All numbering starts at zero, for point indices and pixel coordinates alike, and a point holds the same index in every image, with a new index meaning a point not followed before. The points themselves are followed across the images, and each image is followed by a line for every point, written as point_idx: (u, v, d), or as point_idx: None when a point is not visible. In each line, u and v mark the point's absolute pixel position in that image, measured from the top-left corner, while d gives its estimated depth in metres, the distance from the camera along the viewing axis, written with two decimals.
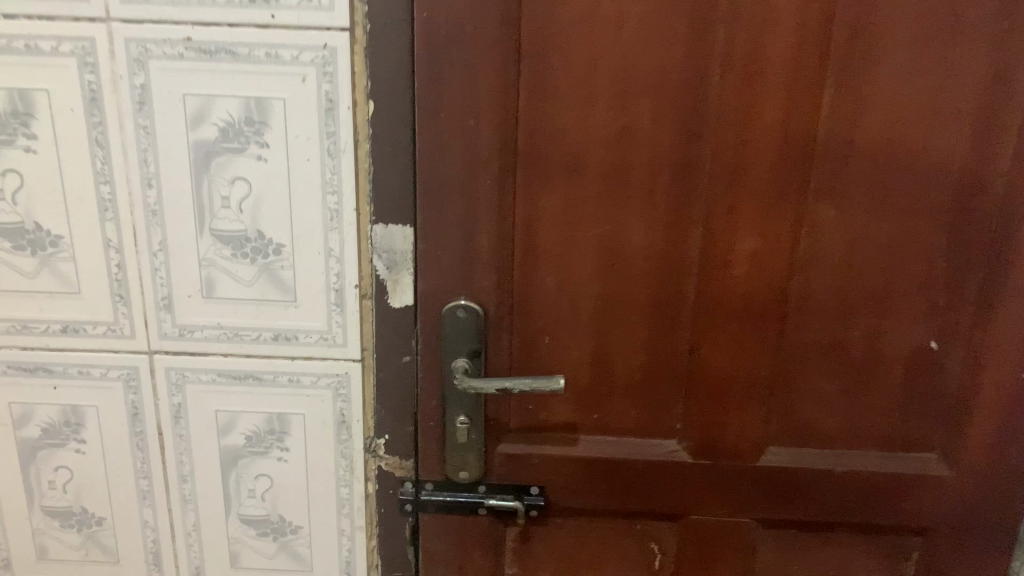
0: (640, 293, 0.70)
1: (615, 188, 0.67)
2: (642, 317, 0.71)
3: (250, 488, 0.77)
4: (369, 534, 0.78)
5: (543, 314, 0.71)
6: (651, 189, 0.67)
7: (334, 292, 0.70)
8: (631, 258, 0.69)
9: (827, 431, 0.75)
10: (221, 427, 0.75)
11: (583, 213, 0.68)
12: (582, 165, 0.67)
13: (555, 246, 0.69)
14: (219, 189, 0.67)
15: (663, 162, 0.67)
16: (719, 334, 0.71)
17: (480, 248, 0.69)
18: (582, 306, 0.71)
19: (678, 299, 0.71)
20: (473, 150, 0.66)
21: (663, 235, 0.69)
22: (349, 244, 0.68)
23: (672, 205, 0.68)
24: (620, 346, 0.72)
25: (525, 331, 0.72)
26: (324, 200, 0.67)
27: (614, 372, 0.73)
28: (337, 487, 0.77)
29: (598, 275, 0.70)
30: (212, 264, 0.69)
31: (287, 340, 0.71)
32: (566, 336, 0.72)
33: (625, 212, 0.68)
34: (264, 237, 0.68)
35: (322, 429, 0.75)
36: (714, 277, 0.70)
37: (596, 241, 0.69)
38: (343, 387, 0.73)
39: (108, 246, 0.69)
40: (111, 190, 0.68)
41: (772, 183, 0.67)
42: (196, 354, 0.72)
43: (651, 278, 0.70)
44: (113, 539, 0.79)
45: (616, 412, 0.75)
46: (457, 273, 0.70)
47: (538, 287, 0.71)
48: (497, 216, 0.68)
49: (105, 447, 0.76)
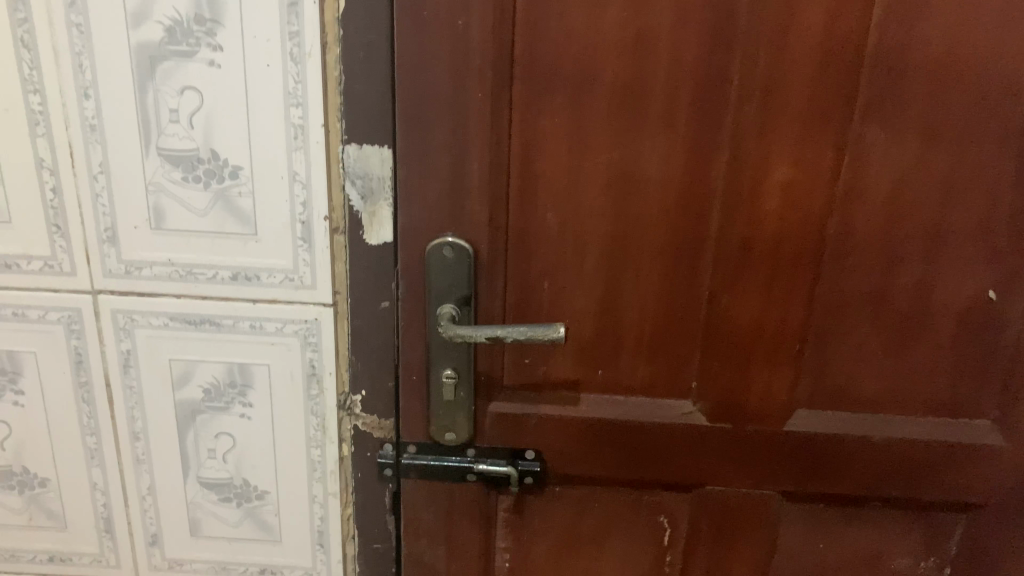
0: (655, 231, 0.61)
1: (628, 106, 0.58)
2: (657, 260, 0.62)
3: (210, 448, 0.68)
4: (344, 502, 0.70)
5: (543, 254, 0.62)
6: (670, 108, 0.58)
7: (300, 225, 0.61)
8: (646, 190, 0.60)
9: (866, 392, 0.66)
10: (177, 378, 0.66)
11: (591, 135, 0.58)
12: (590, 78, 0.57)
13: (558, 174, 0.60)
14: (167, 101, 0.58)
15: (685, 76, 0.57)
16: (745, 279, 0.62)
17: (470, 176, 0.59)
18: (588, 245, 0.62)
19: (699, 240, 0.61)
20: (463, 57, 0.56)
21: (683, 162, 0.59)
22: (316, 169, 0.59)
23: (694, 128, 0.58)
24: (631, 292, 0.63)
25: (522, 273, 0.63)
26: (287, 115, 0.58)
27: (623, 323, 0.64)
28: (307, 448, 0.68)
29: (607, 209, 0.60)
30: (160, 189, 0.60)
31: (248, 280, 0.62)
32: (569, 280, 0.63)
33: (640, 134, 0.58)
34: (219, 158, 0.59)
35: (289, 383, 0.66)
36: (741, 213, 0.60)
37: (606, 169, 0.59)
38: (313, 335, 0.64)
39: (41, 168, 0.60)
40: (42, 101, 0.58)
41: (812, 101, 0.57)
42: (145, 295, 0.63)
43: (668, 213, 0.60)
44: (60, 502, 0.71)
45: (625, 369, 0.66)
46: (443, 204, 0.60)
47: (537, 222, 0.61)
48: (490, 137, 0.58)
49: (47, 398, 0.67)
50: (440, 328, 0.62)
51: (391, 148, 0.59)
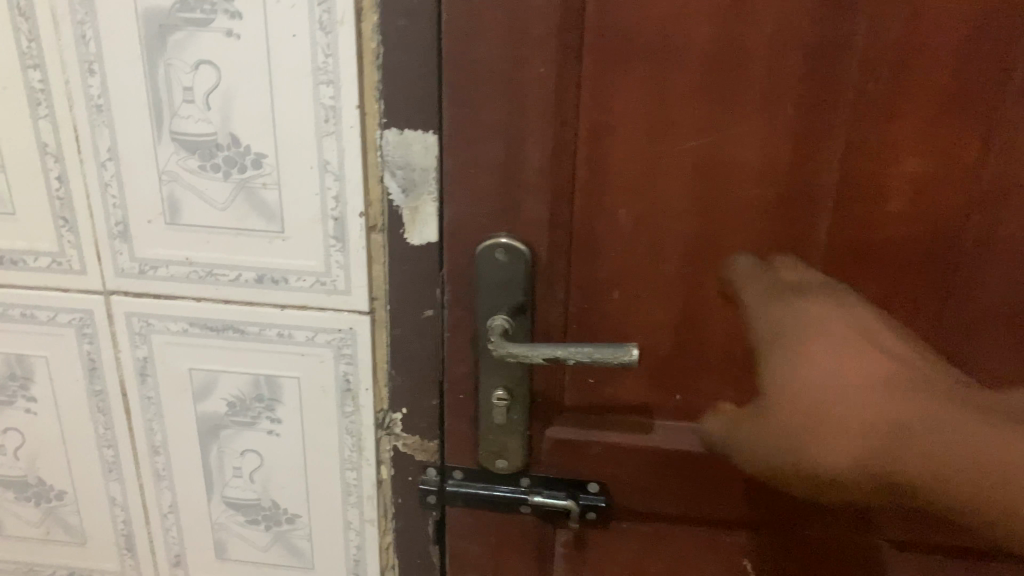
0: (748, 234, 0.51)
1: (721, 83, 0.47)
2: (749, 267, 0.52)
3: (236, 466, 0.61)
4: (383, 530, 0.62)
5: (611, 258, 0.52)
6: (774, 87, 0.47)
7: (332, 222, 0.53)
8: (740, 185, 0.50)
9: (997, 455, 0.48)
10: (199, 389, 0.59)
11: (675, 118, 0.48)
12: (676, 48, 0.47)
13: (633, 164, 0.50)
14: (180, 77, 0.50)
15: (795, 46, 0.46)
16: (856, 292, 0.51)
17: (528, 166, 0.50)
18: (667, 249, 0.52)
19: (802, 245, 0.51)
20: (522, 23, 0.47)
21: (787, 153, 0.49)
22: (350, 157, 0.51)
23: (803, 109, 0.48)
24: (718, 305, 0.53)
25: (587, 280, 0.53)
26: (317, 94, 0.49)
27: (707, 340, 0.54)
28: (342, 470, 0.60)
29: (692, 206, 0.50)
30: (175, 178, 0.53)
31: (275, 283, 0.55)
32: (645, 289, 0.53)
33: (737, 117, 0.48)
34: (240, 144, 0.51)
35: (322, 398, 0.58)
36: (855, 215, 0.50)
37: (693, 159, 0.49)
38: (347, 347, 0.56)
39: (45, 153, 0.53)
40: (43, 78, 0.51)
41: (953, 78, 0.46)
42: (161, 297, 0.56)
43: (764, 212, 0.50)
44: (78, 516, 0.65)
45: (705, 394, 0.56)
46: (495, 199, 0.51)
47: (606, 221, 0.51)
48: (553, 120, 0.49)
49: (61, 407, 0.61)
50: (490, 344, 0.53)
51: (436, 133, 0.50)
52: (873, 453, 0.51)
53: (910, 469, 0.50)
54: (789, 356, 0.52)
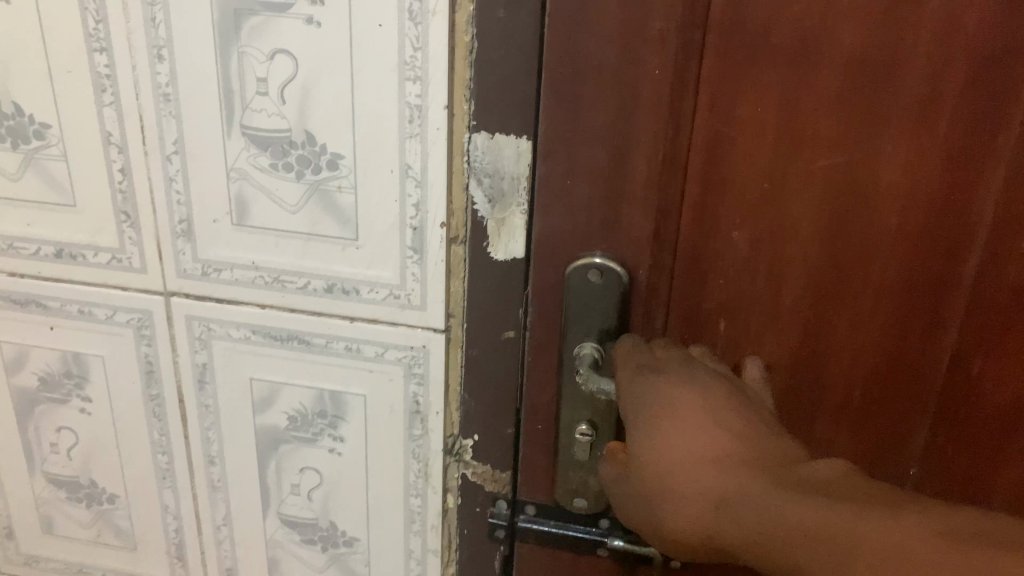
0: (883, 268, 0.44)
1: (868, 93, 0.41)
2: (881, 306, 0.45)
3: (294, 483, 0.57)
4: (446, 561, 0.58)
5: (719, 286, 0.47)
6: (930, 100, 0.40)
7: (411, 230, 0.48)
8: (879, 210, 0.43)
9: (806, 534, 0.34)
10: (259, 401, 0.55)
11: (809, 132, 0.42)
12: (818, 52, 0.40)
13: (757, 181, 0.44)
14: (254, 67, 0.45)
15: (960, 53, 0.39)
16: (1010, 341, 0.44)
17: (634, 180, 0.44)
18: (787, 278, 0.46)
19: (947, 284, 0.44)
20: (640, 19, 0.41)
21: (938, 177, 0.42)
22: (434, 162, 0.46)
23: (961, 127, 0.41)
24: (839, 345, 0.47)
25: (690, 308, 0.48)
26: (402, 91, 0.44)
27: (823, 383, 0.48)
28: (406, 496, 0.56)
29: (818, 232, 0.44)
30: (244, 176, 0.48)
31: (345, 294, 0.50)
32: (755, 321, 0.47)
33: (880, 133, 0.41)
34: (316, 143, 0.47)
35: (388, 418, 0.54)
36: (1015, 253, 0.42)
37: (824, 177, 0.43)
38: (419, 366, 0.52)
39: (108, 143, 0.49)
40: (109, 62, 0.47)
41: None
42: (224, 302, 0.52)
43: (905, 243, 0.43)
44: (129, 521, 0.62)
45: (816, 445, 0.49)
46: (592, 215, 0.46)
47: (719, 245, 0.46)
48: (665, 129, 0.43)
49: (116, 408, 0.58)
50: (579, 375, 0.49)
51: (531, 139, 0.45)
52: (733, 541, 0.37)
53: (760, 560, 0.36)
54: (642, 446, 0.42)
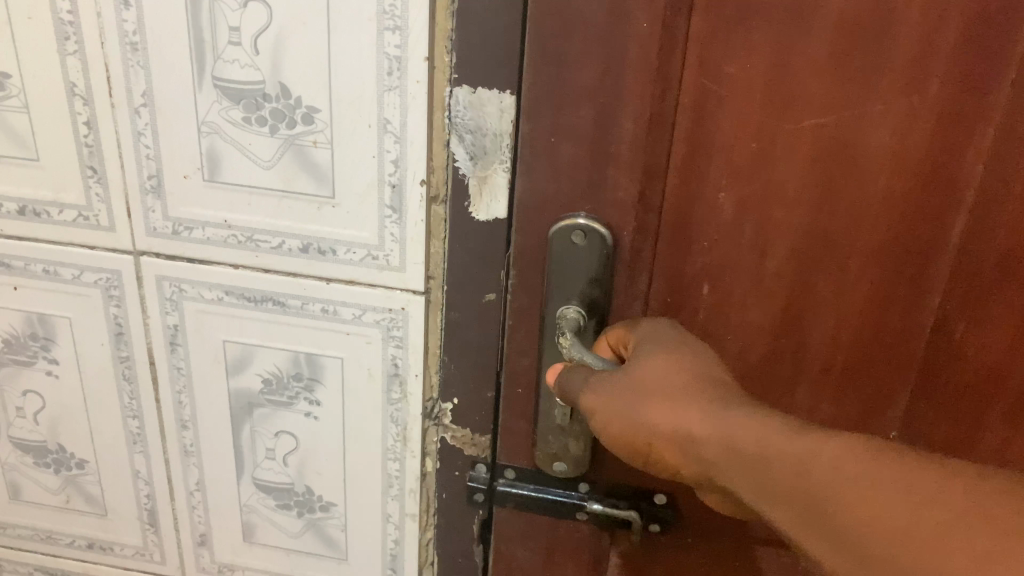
0: (869, 232, 0.44)
1: (859, 53, 0.40)
2: (867, 270, 0.45)
3: (270, 448, 0.56)
4: (424, 525, 0.57)
5: (704, 250, 0.46)
6: (921, 61, 0.40)
7: (390, 189, 0.47)
8: (866, 174, 0.42)
9: (843, 462, 0.30)
10: (233, 363, 0.54)
11: (799, 92, 0.41)
12: (809, 9, 0.39)
13: (744, 143, 0.43)
14: (226, 16, 0.44)
15: (956, 9, 0.38)
16: (997, 307, 0.43)
17: (620, 138, 0.43)
18: (773, 243, 0.45)
19: (932, 247, 0.44)
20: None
21: (927, 139, 0.41)
22: (414, 117, 0.44)
23: (953, 88, 0.40)
24: (822, 308, 0.46)
25: (674, 273, 0.47)
26: (380, 42, 0.43)
27: (805, 348, 0.47)
28: (384, 461, 0.55)
29: (806, 195, 0.43)
30: (216, 131, 0.47)
31: (321, 255, 0.49)
32: (738, 287, 0.46)
33: (871, 92, 0.41)
34: (291, 96, 0.45)
35: (366, 382, 0.53)
36: (1000, 218, 0.42)
37: (813, 138, 0.42)
38: (398, 329, 0.51)
39: (72, 95, 0.47)
40: (72, 8, 0.45)
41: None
42: (196, 262, 0.51)
43: (892, 207, 0.43)
44: (99, 487, 0.61)
45: (800, 411, 0.49)
46: (577, 174, 0.45)
47: (704, 207, 0.45)
48: (653, 85, 0.42)
49: (84, 372, 0.56)
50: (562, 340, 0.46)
51: (515, 95, 0.43)
52: (730, 464, 0.34)
53: (745, 481, 0.34)
54: (656, 362, 0.39)
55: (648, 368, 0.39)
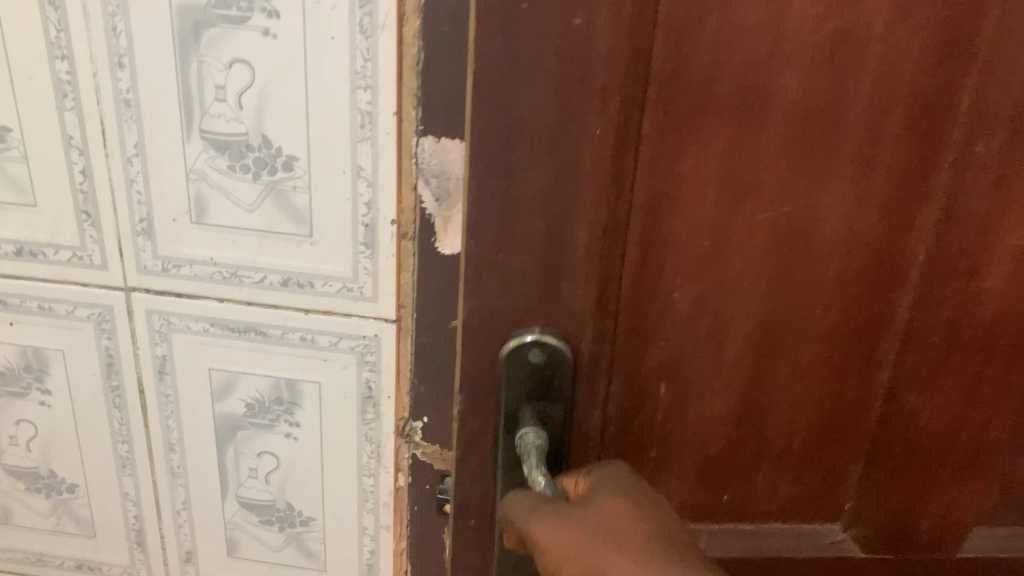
0: (825, 310, 0.46)
1: (809, 149, 0.42)
2: (820, 350, 0.47)
3: (252, 467, 0.60)
4: (397, 536, 0.62)
5: (663, 346, 0.47)
6: (865, 157, 0.42)
7: (362, 227, 0.51)
8: (818, 261, 0.44)
9: None
10: (217, 388, 0.58)
11: (755, 183, 0.42)
12: (762, 104, 0.40)
13: (700, 240, 0.44)
14: (212, 76, 0.48)
15: (894, 109, 0.41)
16: (947, 377, 0.48)
17: (577, 246, 0.43)
18: (732, 333, 0.46)
19: (878, 324, 0.47)
20: (580, 77, 0.39)
21: (871, 228, 0.44)
22: (384, 164, 0.50)
23: (893, 181, 0.43)
24: (780, 389, 0.48)
25: (631, 369, 0.47)
26: (353, 99, 0.48)
27: (767, 428, 0.49)
28: (359, 477, 0.60)
29: (762, 286, 0.45)
30: (203, 178, 0.51)
31: (300, 288, 0.54)
32: (701, 379, 0.48)
33: (820, 189, 0.43)
34: (272, 146, 0.50)
35: (342, 404, 0.57)
36: (936, 296, 0.46)
37: (768, 235, 0.44)
38: (371, 353, 0.55)
39: (69, 146, 0.52)
40: (70, 69, 0.49)
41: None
42: (184, 296, 0.55)
43: (840, 291, 0.45)
44: (88, 510, 0.64)
45: (762, 484, 0.51)
46: (530, 286, 0.44)
47: (663, 305, 0.46)
48: (609, 195, 0.42)
49: (76, 401, 0.60)
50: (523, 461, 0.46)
51: None
52: None
53: None
54: (611, 507, 0.43)
55: (603, 514, 0.43)
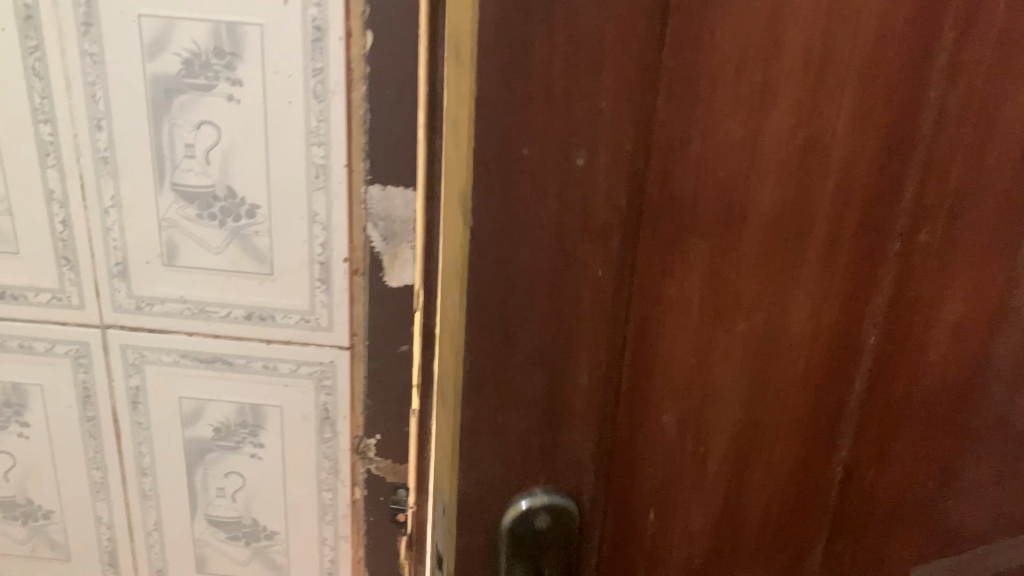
0: (794, 409, 0.36)
1: (785, 228, 0.32)
2: (797, 454, 0.38)
3: (220, 487, 0.66)
4: (356, 544, 0.68)
5: (649, 474, 0.36)
6: (836, 221, 0.33)
7: (318, 266, 0.58)
8: (790, 355, 0.35)
9: None
10: (187, 415, 0.64)
11: (733, 296, 0.33)
12: (742, 207, 0.31)
13: (680, 358, 0.34)
14: (182, 136, 0.55)
15: (864, 148, 0.31)
16: (905, 450, 0.40)
17: (576, 391, 0.33)
18: (711, 455, 0.36)
19: (840, 411, 0.37)
20: (561, 154, 0.29)
21: (842, 305, 0.34)
22: (336, 210, 0.56)
23: (864, 246, 0.34)
24: (753, 495, 0.38)
25: (623, 498, 0.36)
26: (308, 154, 0.55)
27: (739, 540, 0.39)
28: (319, 491, 0.66)
29: (741, 397, 0.35)
30: (174, 225, 0.58)
31: (262, 320, 0.60)
32: (686, 502, 0.37)
33: (795, 272, 0.33)
34: (236, 197, 0.56)
35: (302, 425, 0.63)
36: (903, 364, 0.37)
37: (740, 336, 0.34)
38: (328, 378, 0.62)
39: (50, 199, 0.57)
40: (53, 131, 0.55)
41: (1005, 216, 0.35)
42: (156, 331, 0.61)
43: (811, 385, 0.36)
44: (63, 535, 0.69)
45: None
46: (528, 437, 0.33)
47: (647, 429, 0.35)
48: (604, 315, 0.32)
49: (53, 432, 0.65)
50: None
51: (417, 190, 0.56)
52: None
53: None
54: None
55: None
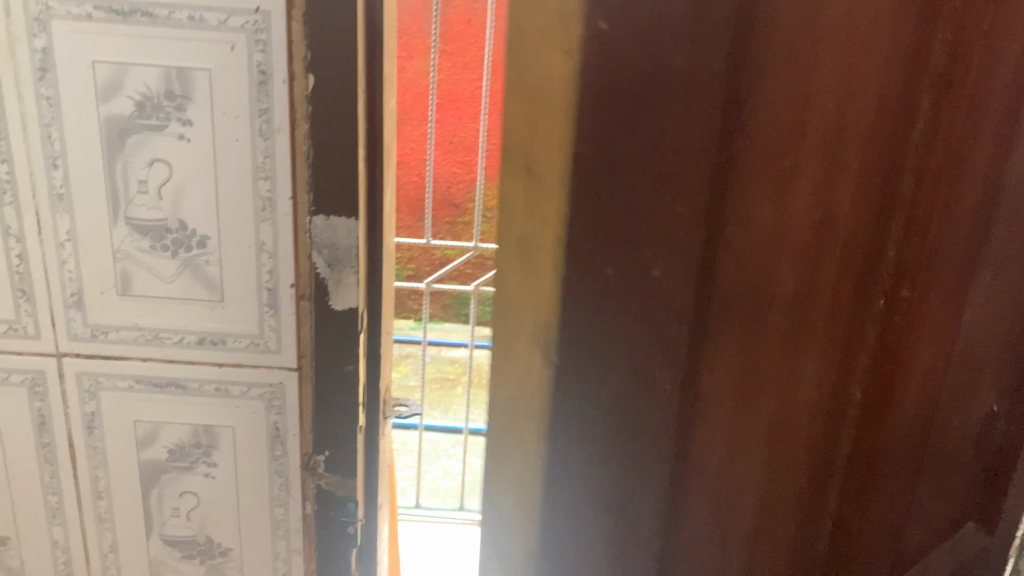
0: (797, 410, 0.39)
1: (767, 236, 0.33)
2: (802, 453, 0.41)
3: (175, 506, 0.69)
4: (307, 558, 0.71)
5: (698, 494, 0.37)
6: (811, 228, 0.35)
7: (266, 291, 0.62)
8: (788, 363, 0.37)
9: None
10: (141, 438, 0.67)
11: (759, 376, 0.36)
12: (742, 210, 0.32)
13: (728, 382, 0.35)
14: (136, 173, 0.59)
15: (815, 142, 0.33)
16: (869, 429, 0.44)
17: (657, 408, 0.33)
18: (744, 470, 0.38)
19: (821, 405, 0.41)
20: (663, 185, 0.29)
21: (822, 302, 0.37)
22: (283, 239, 0.60)
23: (829, 238, 0.36)
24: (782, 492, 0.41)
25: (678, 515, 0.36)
26: (256, 188, 0.59)
27: (773, 538, 0.43)
28: (271, 507, 0.69)
29: (757, 417, 0.37)
30: (128, 257, 0.61)
31: (214, 345, 0.63)
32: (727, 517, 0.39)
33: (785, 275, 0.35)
34: (187, 229, 0.60)
35: (254, 444, 0.67)
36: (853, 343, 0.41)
37: (739, 350, 0.35)
38: (277, 398, 0.65)
39: (6, 235, 0.60)
40: (9, 170, 0.58)
41: (881, 142, 0.36)
42: (110, 359, 0.64)
43: (806, 387, 0.39)
44: (20, 560, 0.71)
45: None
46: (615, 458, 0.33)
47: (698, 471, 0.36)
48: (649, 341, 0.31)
49: (9, 459, 0.67)
50: None
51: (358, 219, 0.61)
52: None
53: None
54: None
55: None
